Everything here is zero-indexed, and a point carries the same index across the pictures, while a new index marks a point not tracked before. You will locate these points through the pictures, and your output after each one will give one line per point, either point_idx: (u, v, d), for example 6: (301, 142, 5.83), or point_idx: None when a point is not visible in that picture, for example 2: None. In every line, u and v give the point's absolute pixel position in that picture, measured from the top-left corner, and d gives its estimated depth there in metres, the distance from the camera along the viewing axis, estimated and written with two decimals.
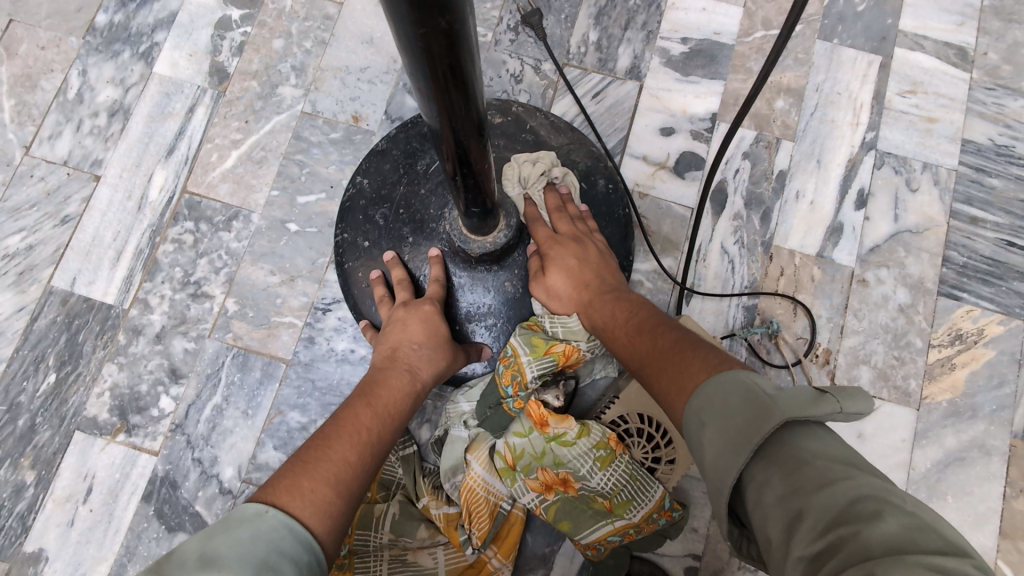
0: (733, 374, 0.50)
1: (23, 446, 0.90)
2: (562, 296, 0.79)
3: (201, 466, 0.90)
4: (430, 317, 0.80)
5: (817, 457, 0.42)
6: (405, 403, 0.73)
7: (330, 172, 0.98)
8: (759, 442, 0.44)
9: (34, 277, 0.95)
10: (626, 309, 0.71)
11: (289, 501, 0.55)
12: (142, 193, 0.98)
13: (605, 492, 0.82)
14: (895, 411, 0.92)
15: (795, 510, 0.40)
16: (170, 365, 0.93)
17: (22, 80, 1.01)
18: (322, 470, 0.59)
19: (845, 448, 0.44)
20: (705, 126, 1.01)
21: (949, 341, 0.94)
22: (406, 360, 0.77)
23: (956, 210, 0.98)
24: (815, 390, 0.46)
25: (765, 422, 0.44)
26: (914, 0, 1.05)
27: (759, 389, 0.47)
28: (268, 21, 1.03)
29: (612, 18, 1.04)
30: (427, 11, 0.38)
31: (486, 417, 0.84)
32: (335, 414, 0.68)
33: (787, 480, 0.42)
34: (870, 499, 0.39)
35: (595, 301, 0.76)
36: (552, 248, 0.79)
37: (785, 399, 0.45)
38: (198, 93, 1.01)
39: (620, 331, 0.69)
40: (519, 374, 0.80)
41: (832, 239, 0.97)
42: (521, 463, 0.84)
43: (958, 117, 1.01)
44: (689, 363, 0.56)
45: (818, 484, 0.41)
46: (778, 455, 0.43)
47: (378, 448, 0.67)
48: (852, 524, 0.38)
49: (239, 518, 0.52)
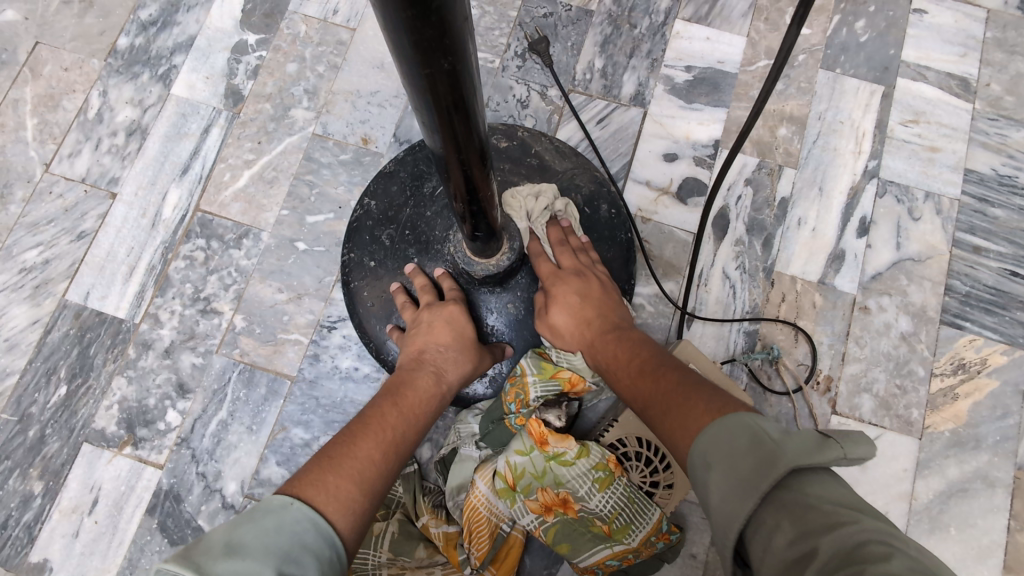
0: (737, 418, 0.51)
1: (32, 457, 0.92)
2: (564, 331, 0.80)
3: (205, 480, 0.91)
4: (457, 319, 0.81)
5: (825, 500, 0.43)
6: (430, 406, 0.74)
7: (339, 193, 1.00)
8: (771, 486, 0.45)
9: (49, 290, 0.97)
10: (628, 349, 0.73)
11: (315, 494, 0.56)
12: (156, 211, 1.00)
13: (603, 515, 0.81)
14: (897, 440, 0.92)
15: (805, 553, 0.41)
16: (178, 380, 0.94)
17: (44, 100, 1.05)
18: (347, 468, 0.60)
19: (853, 493, 0.45)
20: (708, 153, 1.02)
21: (952, 370, 0.94)
22: (433, 362, 0.78)
23: (958, 239, 0.98)
24: (819, 434, 0.47)
25: (775, 467, 0.45)
26: (916, 32, 1.06)
27: (765, 433, 0.48)
28: (282, 45, 1.06)
29: (617, 46, 1.07)
30: (431, 54, 0.39)
31: (488, 433, 0.85)
32: (362, 413, 0.70)
33: (796, 523, 0.42)
34: (877, 543, 0.39)
35: (598, 338, 0.77)
36: (555, 284, 0.81)
37: (792, 444, 0.46)
38: (213, 114, 1.04)
39: (623, 367, 0.71)
40: (522, 393, 0.83)
41: (834, 266, 0.97)
42: (522, 483, 0.83)
43: (960, 146, 1.02)
44: (690, 403, 0.57)
45: (827, 526, 0.41)
46: (786, 499, 0.44)
47: (401, 450, 0.67)
48: (860, 564, 0.38)
49: (265, 509, 0.53)
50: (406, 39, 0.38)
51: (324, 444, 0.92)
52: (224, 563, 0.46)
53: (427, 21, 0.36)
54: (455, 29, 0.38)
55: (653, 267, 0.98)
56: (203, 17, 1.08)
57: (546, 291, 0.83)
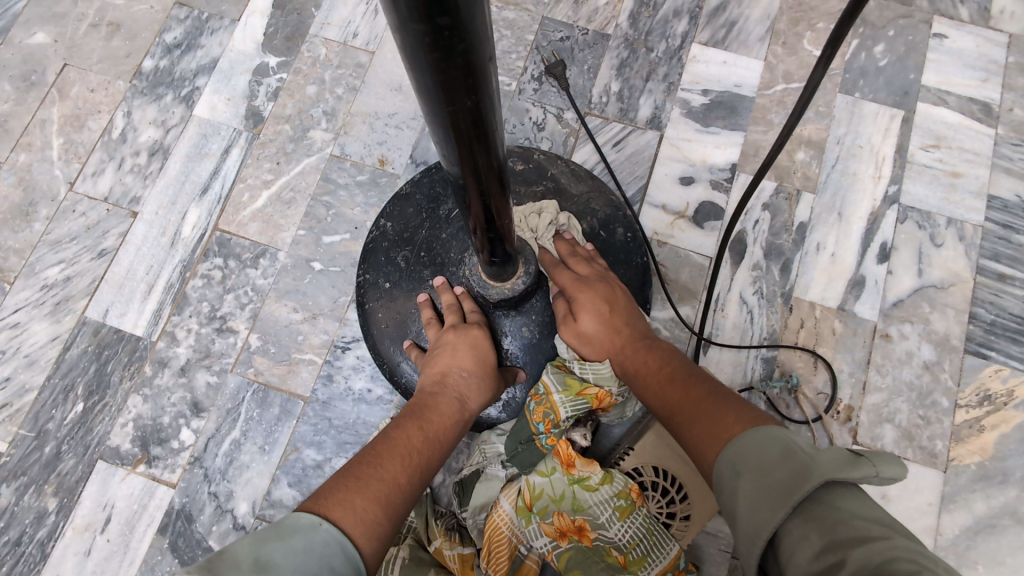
0: (768, 430, 0.51)
1: (48, 473, 0.92)
2: (591, 337, 0.77)
3: (217, 500, 0.91)
4: (480, 344, 0.82)
5: (856, 515, 0.43)
6: (453, 430, 0.74)
7: (355, 214, 1.01)
8: (802, 498, 0.44)
9: (69, 307, 0.99)
10: (660, 356, 0.70)
11: (341, 516, 0.55)
12: (176, 230, 1.01)
13: (621, 546, 0.79)
14: (921, 473, 0.89)
15: (832, 565, 0.40)
16: (193, 398, 0.95)
17: (71, 121, 1.07)
18: (373, 488, 0.60)
19: (887, 514, 0.44)
20: (725, 176, 1.02)
21: (977, 402, 0.91)
22: (455, 387, 0.78)
23: (982, 266, 0.97)
24: (850, 451, 0.46)
25: (806, 478, 0.45)
26: (937, 56, 1.05)
27: (797, 447, 0.48)
28: (303, 68, 1.08)
29: (633, 70, 1.07)
30: (456, 93, 0.38)
31: (516, 453, 0.85)
32: (386, 432, 0.69)
33: (825, 537, 0.42)
34: (906, 560, 0.38)
35: (628, 344, 0.75)
36: (580, 292, 0.79)
37: (824, 457, 0.46)
38: (233, 135, 1.06)
39: (653, 376, 0.68)
40: (551, 413, 0.80)
41: (854, 292, 0.96)
42: (540, 504, 0.82)
43: (983, 172, 1.00)
44: (721, 416, 0.56)
45: (856, 542, 0.41)
46: (815, 512, 0.44)
47: (425, 472, 0.67)
48: None
49: (293, 527, 0.52)
50: (431, 77, 0.37)
51: (336, 465, 0.92)
52: None
53: (453, 62, 0.35)
54: (480, 69, 0.37)
55: (670, 291, 0.97)
56: (226, 41, 1.10)
57: (569, 299, 0.80)
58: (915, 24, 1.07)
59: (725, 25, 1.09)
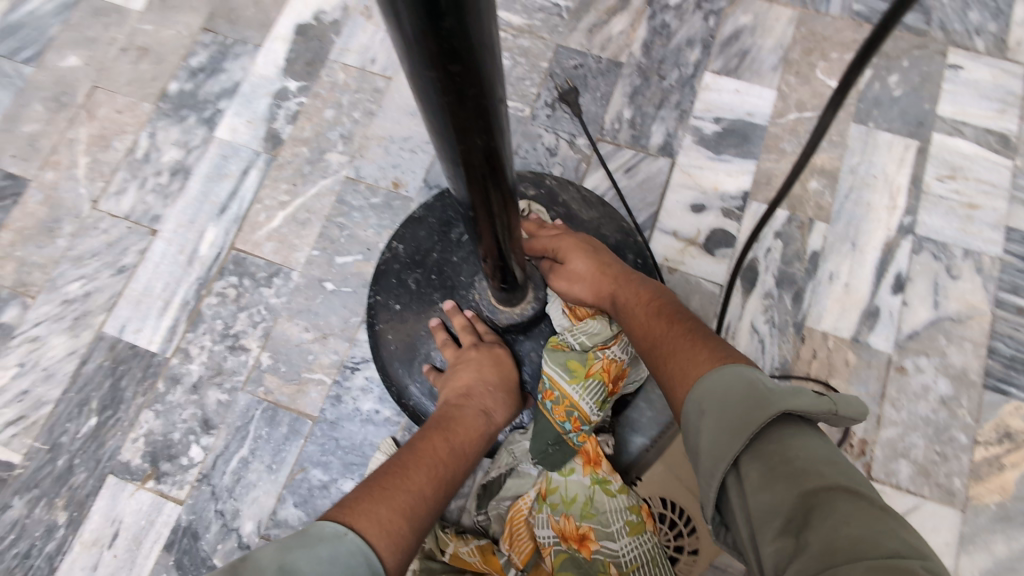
0: (733, 370, 0.54)
1: (59, 487, 0.93)
2: (584, 277, 0.76)
3: (223, 518, 0.91)
4: (502, 360, 0.83)
5: (803, 451, 0.46)
6: (478, 445, 0.75)
7: (368, 236, 1.03)
8: (755, 432, 0.48)
9: (88, 322, 1.01)
10: (651, 293, 0.71)
11: (366, 527, 0.56)
12: (193, 248, 1.04)
13: (622, 563, 0.76)
14: (938, 511, 0.87)
15: (774, 495, 0.44)
16: (203, 416, 0.96)
17: (97, 140, 1.10)
18: (398, 500, 0.60)
19: (833, 448, 0.47)
20: (736, 204, 1.02)
21: (997, 439, 0.89)
22: (480, 400, 0.79)
23: (1001, 299, 0.95)
24: (811, 393, 0.49)
25: (761, 413, 0.48)
26: (952, 87, 1.05)
27: (759, 389, 0.50)
28: (321, 92, 1.11)
29: (646, 97, 1.08)
30: (468, 134, 0.39)
31: (546, 454, 0.79)
32: (412, 443, 0.70)
33: (770, 468, 0.46)
34: (838, 489, 0.43)
35: (620, 281, 0.74)
36: (561, 240, 0.79)
37: (781, 394, 0.49)
38: (252, 156, 1.08)
39: (643, 308, 0.69)
40: (576, 411, 0.78)
41: (867, 323, 0.95)
42: (553, 496, 0.80)
43: (1001, 204, 0.99)
44: (695, 353, 0.59)
45: (799, 475, 0.44)
46: (764, 446, 0.47)
47: (449, 486, 0.67)
48: (817, 504, 0.42)
49: (318, 536, 0.53)
50: (443, 119, 0.37)
51: (342, 487, 0.92)
52: None
53: (465, 106, 0.35)
54: (492, 111, 0.38)
55: None
56: (249, 65, 1.13)
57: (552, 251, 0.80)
58: (930, 55, 1.07)
59: (738, 54, 1.10)
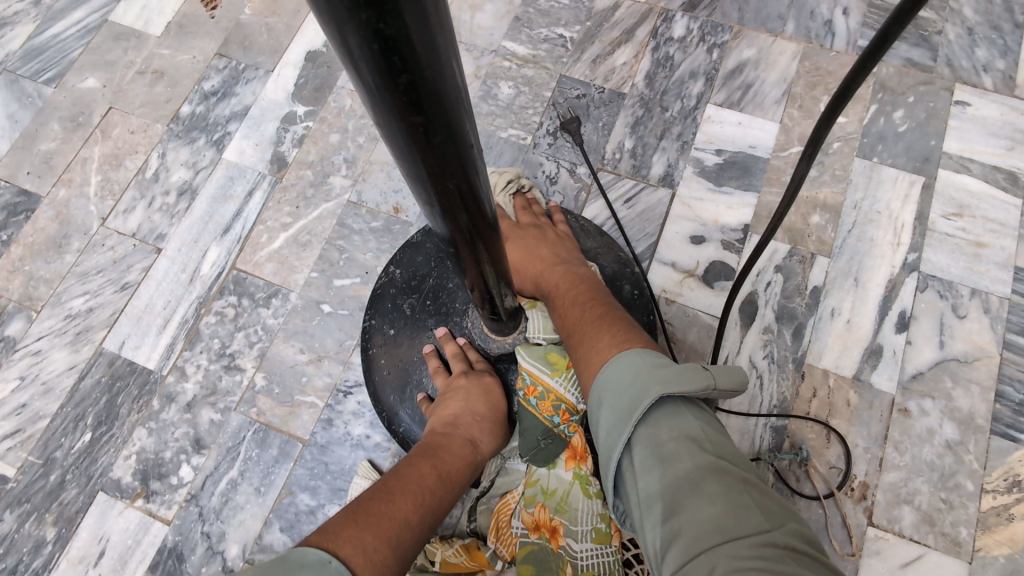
0: (625, 355, 0.59)
1: (50, 502, 0.94)
2: (519, 271, 0.85)
3: (209, 541, 0.90)
4: (491, 388, 0.83)
5: (681, 433, 0.50)
6: (465, 473, 0.74)
7: (367, 259, 1.03)
8: (638, 419, 0.52)
9: (89, 337, 1.02)
10: (569, 283, 0.80)
11: (350, 555, 0.55)
12: (195, 267, 1.05)
13: (578, 566, 0.75)
14: (944, 562, 0.83)
15: (656, 484, 0.49)
16: (195, 435, 0.96)
17: (110, 159, 1.13)
18: (383, 527, 0.59)
19: (710, 425, 0.51)
20: (737, 237, 1.01)
21: (1006, 488, 0.86)
22: (467, 428, 0.77)
23: (1009, 341, 0.92)
24: (692, 370, 0.54)
25: (644, 401, 0.53)
26: (959, 123, 1.04)
27: (646, 373, 0.55)
28: (328, 117, 1.13)
29: (647, 128, 1.09)
30: (439, 179, 0.39)
31: (538, 449, 0.80)
32: (398, 468, 0.69)
33: (654, 456, 0.50)
34: (708, 471, 0.47)
35: (545, 273, 0.83)
36: (517, 233, 0.88)
37: (665, 378, 0.54)
38: (258, 178, 1.10)
39: (565, 298, 0.78)
40: (564, 403, 0.79)
41: (870, 362, 0.92)
42: (531, 488, 0.81)
43: (1009, 243, 0.97)
44: (597, 339, 0.67)
45: (675, 459, 0.49)
46: (647, 433, 0.52)
47: (435, 515, 0.67)
48: (692, 491, 0.46)
49: (300, 563, 0.52)
50: (416, 164, 0.37)
51: (329, 512, 0.91)
52: None
53: (435, 152, 0.36)
54: (464, 153, 0.38)
55: (676, 351, 0.95)
56: (259, 90, 1.16)
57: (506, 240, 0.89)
58: (936, 91, 1.06)
59: (741, 87, 1.10)
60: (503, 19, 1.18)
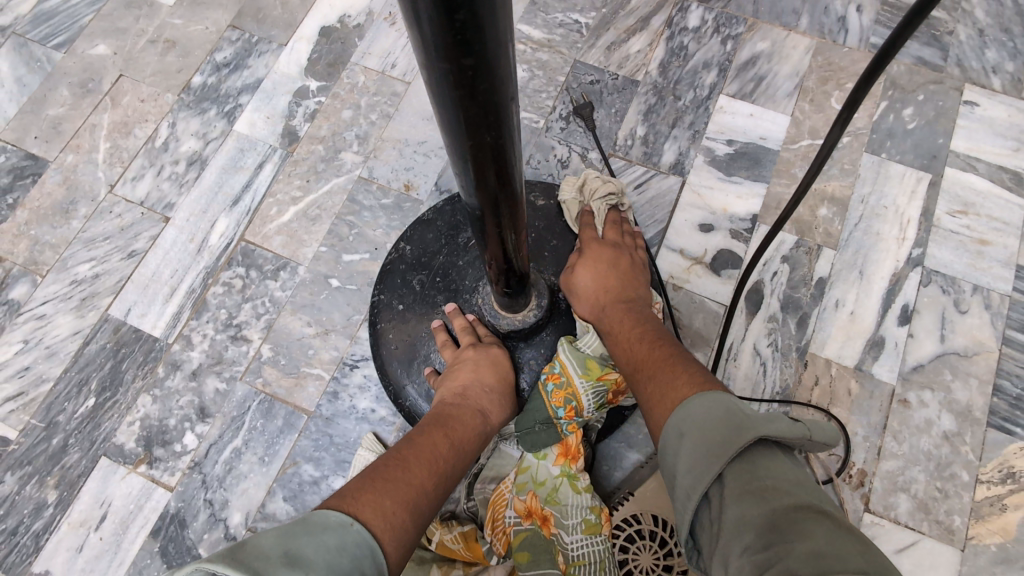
0: (711, 394, 0.57)
1: (52, 465, 0.94)
2: (584, 293, 0.83)
3: (211, 508, 0.91)
4: (500, 361, 0.83)
5: (776, 474, 0.49)
6: (477, 442, 0.74)
7: (376, 235, 1.03)
8: (732, 454, 0.50)
9: (94, 304, 1.02)
10: (635, 319, 0.78)
11: (371, 518, 0.56)
12: (204, 237, 1.05)
13: (570, 555, 0.77)
14: (937, 549, 0.85)
15: (747, 515, 0.46)
16: (200, 403, 0.96)
17: (119, 127, 1.13)
18: (401, 492, 0.60)
19: (805, 475, 0.49)
20: (745, 226, 1.02)
21: (1000, 479, 0.87)
22: (476, 400, 0.78)
23: (1008, 337, 0.94)
24: (789, 420, 0.52)
25: (740, 435, 0.51)
26: (967, 123, 1.05)
27: (737, 410, 0.54)
28: (341, 93, 1.12)
29: (660, 116, 1.09)
30: (477, 130, 0.39)
31: (531, 431, 0.81)
32: (411, 437, 0.70)
33: (747, 489, 0.48)
34: (805, 512, 0.45)
35: (611, 304, 0.81)
36: (595, 250, 0.86)
37: (761, 419, 0.52)
38: (269, 151, 1.10)
39: (626, 336, 0.76)
40: (574, 401, 0.79)
41: (872, 353, 0.94)
42: (523, 478, 0.81)
43: (1011, 241, 0.99)
44: (673, 377, 0.64)
45: (770, 495, 0.47)
46: (740, 468, 0.50)
47: (449, 481, 0.68)
48: (787, 527, 0.44)
49: (323, 525, 0.53)
50: (454, 113, 0.38)
51: (332, 483, 0.91)
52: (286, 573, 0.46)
53: (476, 100, 0.36)
54: (504, 105, 0.38)
55: (682, 336, 0.96)
56: (272, 63, 1.15)
57: (581, 254, 0.86)
58: (945, 90, 1.07)
59: (754, 79, 1.11)
60: (519, 3, 1.18)
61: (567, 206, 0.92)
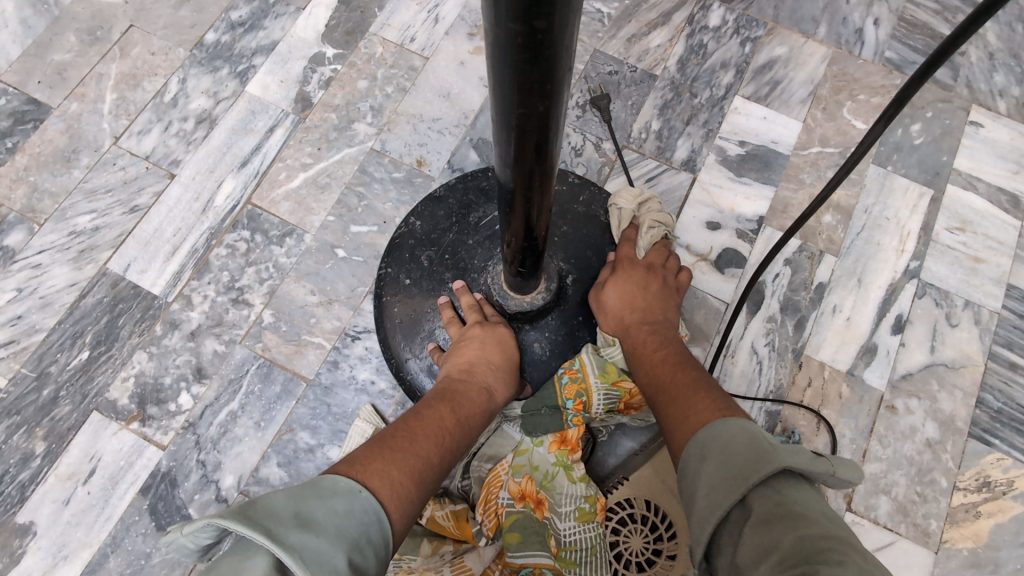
0: (737, 421, 0.58)
1: (41, 416, 0.92)
2: (609, 308, 0.84)
3: (204, 469, 0.90)
4: (506, 342, 0.83)
5: (799, 503, 0.49)
6: (481, 419, 0.75)
7: (385, 208, 1.03)
8: (756, 479, 0.51)
9: (92, 257, 1.00)
10: (659, 341, 0.79)
11: (377, 486, 0.56)
12: (209, 198, 1.03)
13: (561, 540, 0.78)
14: (911, 550, 0.88)
15: (771, 541, 0.46)
16: (197, 364, 0.95)
17: (126, 79, 1.10)
18: (405, 461, 0.61)
19: (829, 504, 0.50)
20: (751, 227, 1.03)
21: (976, 487, 0.91)
22: (483, 377, 0.79)
23: (994, 352, 0.97)
24: (813, 454, 0.53)
25: (766, 463, 0.51)
26: (972, 143, 1.08)
27: (762, 438, 0.54)
28: (358, 62, 1.11)
29: (675, 112, 1.10)
30: (531, 96, 0.41)
31: (537, 414, 0.81)
32: (417, 410, 0.70)
33: (770, 516, 0.48)
34: (831, 542, 0.45)
35: (635, 324, 0.81)
36: (626, 267, 0.86)
37: (786, 449, 0.52)
38: (280, 116, 1.08)
39: (648, 355, 0.77)
40: (584, 395, 0.80)
41: (864, 358, 0.96)
42: (519, 461, 0.82)
43: (1004, 261, 1.02)
44: (695, 398, 0.66)
45: (794, 522, 0.47)
46: (763, 494, 0.50)
47: (453, 455, 0.68)
48: (815, 556, 0.43)
49: (332, 490, 0.53)
50: (510, 79, 0.40)
51: (328, 453, 0.92)
52: (297, 533, 0.46)
53: (536, 66, 0.38)
54: (559, 76, 0.40)
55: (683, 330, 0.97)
56: (289, 26, 1.14)
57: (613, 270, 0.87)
58: (953, 109, 1.10)
59: (770, 83, 1.12)
60: None
61: (620, 214, 0.91)
